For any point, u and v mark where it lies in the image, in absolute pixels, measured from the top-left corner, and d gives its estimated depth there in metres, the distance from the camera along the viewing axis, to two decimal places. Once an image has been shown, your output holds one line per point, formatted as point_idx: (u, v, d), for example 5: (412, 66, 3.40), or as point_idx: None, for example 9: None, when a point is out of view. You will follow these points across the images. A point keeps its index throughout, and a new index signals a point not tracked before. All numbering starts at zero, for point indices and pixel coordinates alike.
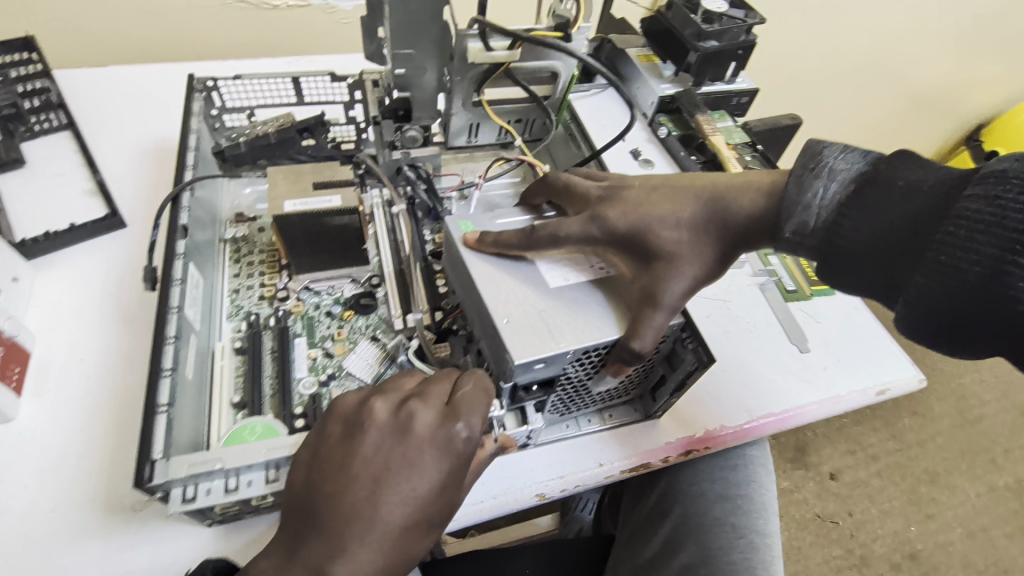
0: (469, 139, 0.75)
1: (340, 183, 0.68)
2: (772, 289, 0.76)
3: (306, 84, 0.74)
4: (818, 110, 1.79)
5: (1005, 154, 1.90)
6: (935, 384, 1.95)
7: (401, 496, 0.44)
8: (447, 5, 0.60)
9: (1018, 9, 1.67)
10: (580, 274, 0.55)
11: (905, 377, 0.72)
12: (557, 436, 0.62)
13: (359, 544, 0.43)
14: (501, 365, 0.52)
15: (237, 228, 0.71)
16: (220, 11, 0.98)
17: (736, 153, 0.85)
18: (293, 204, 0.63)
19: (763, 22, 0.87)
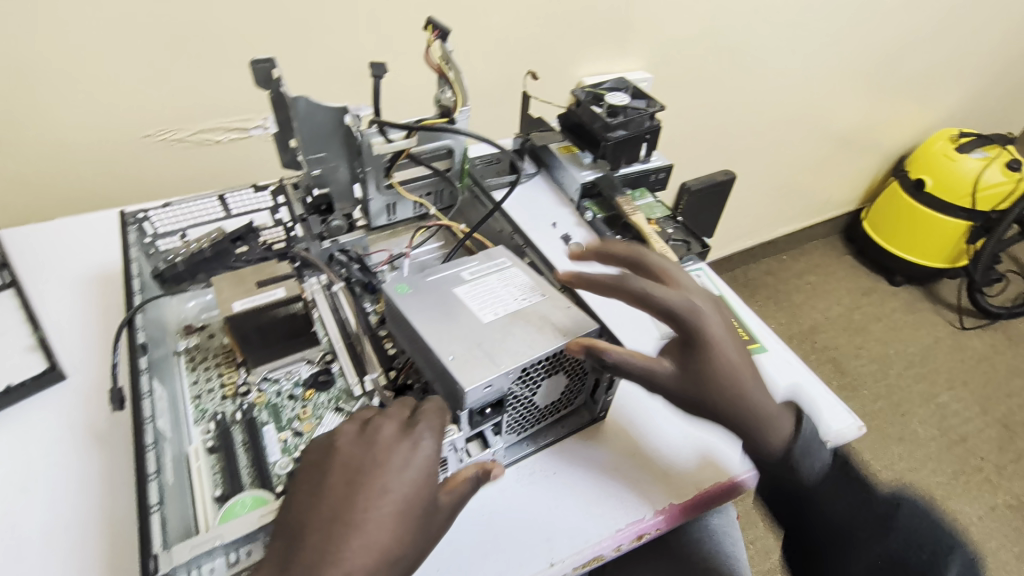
0: (389, 218, 0.78)
1: (283, 277, 0.68)
2: None
3: (234, 200, 0.78)
4: (756, 166, 1.88)
5: (931, 181, 2.07)
6: (914, 407, 1.95)
7: (374, 500, 0.46)
8: (346, 113, 0.66)
9: (910, 55, 1.85)
10: (507, 306, 0.60)
11: (846, 426, 0.68)
12: (519, 456, 0.63)
13: (336, 548, 0.43)
14: (452, 393, 0.54)
15: (188, 339, 0.68)
16: (164, 154, 1.00)
17: (658, 228, 0.87)
18: (241, 302, 0.63)
19: (663, 109, 0.93)
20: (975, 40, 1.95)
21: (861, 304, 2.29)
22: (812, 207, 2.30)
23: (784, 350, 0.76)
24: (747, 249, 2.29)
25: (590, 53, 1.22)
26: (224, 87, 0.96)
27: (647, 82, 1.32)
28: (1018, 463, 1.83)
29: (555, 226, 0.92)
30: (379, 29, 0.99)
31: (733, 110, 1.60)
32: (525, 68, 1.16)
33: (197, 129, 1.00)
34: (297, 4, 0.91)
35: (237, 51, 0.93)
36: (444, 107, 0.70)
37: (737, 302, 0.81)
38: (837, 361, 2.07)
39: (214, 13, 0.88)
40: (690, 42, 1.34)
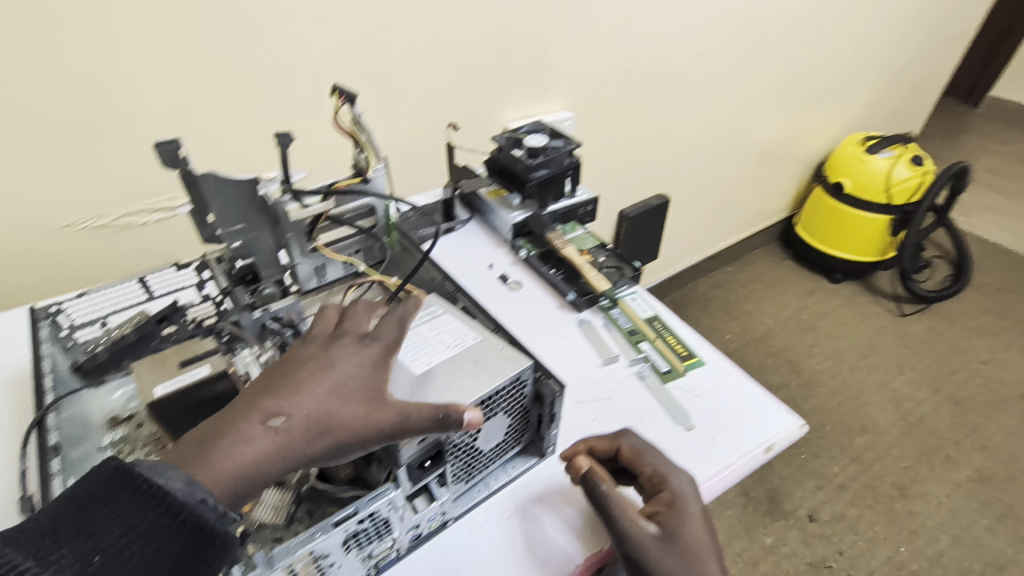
0: (320, 280, 0.78)
1: (206, 353, 0.66)
2: (649, 375, 0.75)
3: (157, 281, 0.78)
4: (688, 186, 1.97)
5: (849, 183, 2.21)
6: (871, 396, 2.02)
7: (319, 377, 0.50)
8: (258, 183, 0.65)
9: (812, 71, 1.99)
10: (438, 356, 0.59)
11: (787, 427, 0.70)
12: (471, 504, 0.62)
13: (275, 406, 0.48)
14: (388, 450, 0.54)
15: (114, 431, 0.62)
16: (84, 242, 0.98)
17: (590, 258, 0.90)
18: (162, 386, 0.61)
19: (581, 145, 0.97)
20: (864, 53, 2.13)
21: (806, 304, 2.39)
22: (747, 219, 2.41)
23: (722, 361, 0.78)
24: (693, 265, 2.37)
25: (510, 99, 1.27)
26: (142, 169, 0.95)
27: (569, 121, 1.39)
28: (973, 437, 1.90)
29: (491, 268, 0.93)
30: (297, 98, 1.00)
31: (656, 137, 1.69)
32: (447, 120, 1.20)
33: (118, 214, 0.98)
34: (211, 82, 0.92)
35: (153, 132, 0.92)
36: (358, 166, 0.72)
37: (673, 319, 0.84)
38: (793, 362, 2.13)
39: (124, 98, 0.87)
40: (604, 80, 1.41)
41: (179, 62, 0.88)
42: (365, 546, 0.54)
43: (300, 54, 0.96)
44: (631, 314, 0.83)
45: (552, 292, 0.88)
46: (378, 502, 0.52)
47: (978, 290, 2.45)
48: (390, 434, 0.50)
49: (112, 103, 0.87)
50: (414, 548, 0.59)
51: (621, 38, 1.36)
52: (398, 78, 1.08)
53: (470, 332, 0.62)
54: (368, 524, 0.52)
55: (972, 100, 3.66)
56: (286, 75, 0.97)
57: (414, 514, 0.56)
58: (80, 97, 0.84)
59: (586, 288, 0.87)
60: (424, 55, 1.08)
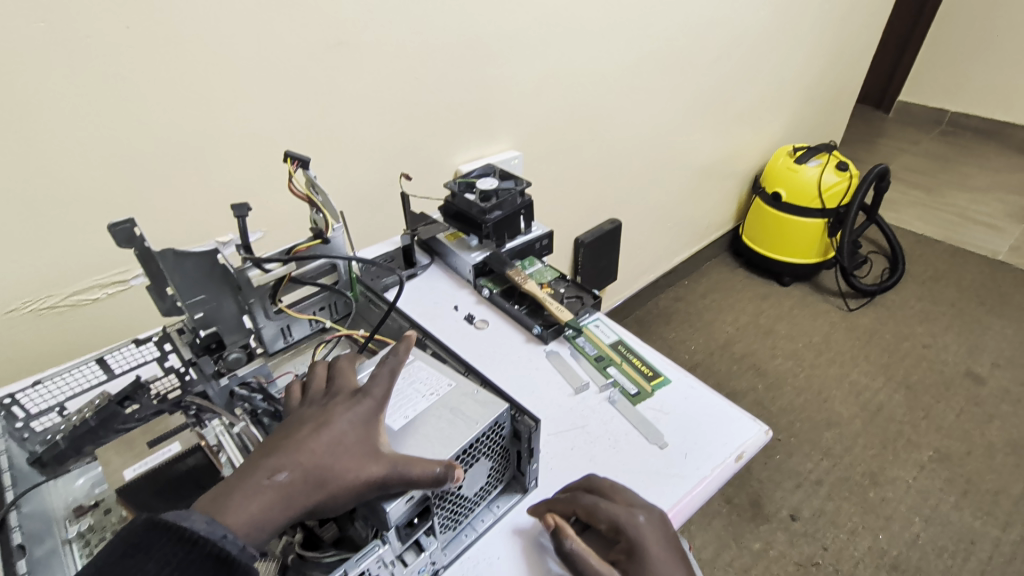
0: (286, 340, 0.78)
1: (176, 429, 0.64)
2: (620, 399, 0.78)
3: (115, 358, 0.74)
4: (638, 209, 2.06)
5: (785, 192, 2.36)
6: (832, 390, 2.11)
7: (320, 430, 0.54)
8: (218, 253, 0.66)
9: (738, 92, 2.14)
10: (416, 407, 0.60)
11: (754, 435, 0.73)
12: (459, 550, 0.62)
13: (280, 462, 0.52)
14: (374, 511, 0.54)
15: (80, 521, 0.61)
16: (33, 326, 0.94)
17: (551, 291, 0.93)
18: (132, 468, 0.59)
19: (530, 184, 1.01)
20: (781, 73, 2.31)
21: (762, 309, 2.50)
22: (696, 234, 2.52)
23: (686, 377, 0.82)
24: (652, 283, 2.45)
25: (459, 144, 1.32)
26: (93, 245, 0.94)
27: (517, 159, 1.44)
28: (929, 418, 2.01)
29: (456, 310, 0.95)
30: (248, 161, 1.02)
31: (602, 166, 1.77)
32: (399, 169, 1.23)
33: (69, 293, 0.95)
34: (160, 153, 0.92)
35: (102, 208, 0.92)
36: (317, 228, 0.73)
37: (635, 341, 0.87)
38: (757, 366, 2.21)
39: (70, 176, 0.87)
40: (547, 117, 1.48)
41: (126, 137, 0.88)
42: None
43: (248, 120, 0.98)
44: (596, 341, 0.87)
45: (518, 328, 0.91)
46: (367, 561, 0.51)
47: (913, 279, 2.62)
48: (384, 482, 0.51)
49: (58, 183, 0.86)
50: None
51: (558, 78, 1.44)
52: (348, 133, 1.11)
53: (445, 380, 0.64)
54: None
55: (883, 106, 3.98)
56: (237, 140, 0.99)
57: (405, 567, 0.56)
58: (24, 179, 0.83)
59: (551, 320, 0.89)
60: (373, 110, 1.12)
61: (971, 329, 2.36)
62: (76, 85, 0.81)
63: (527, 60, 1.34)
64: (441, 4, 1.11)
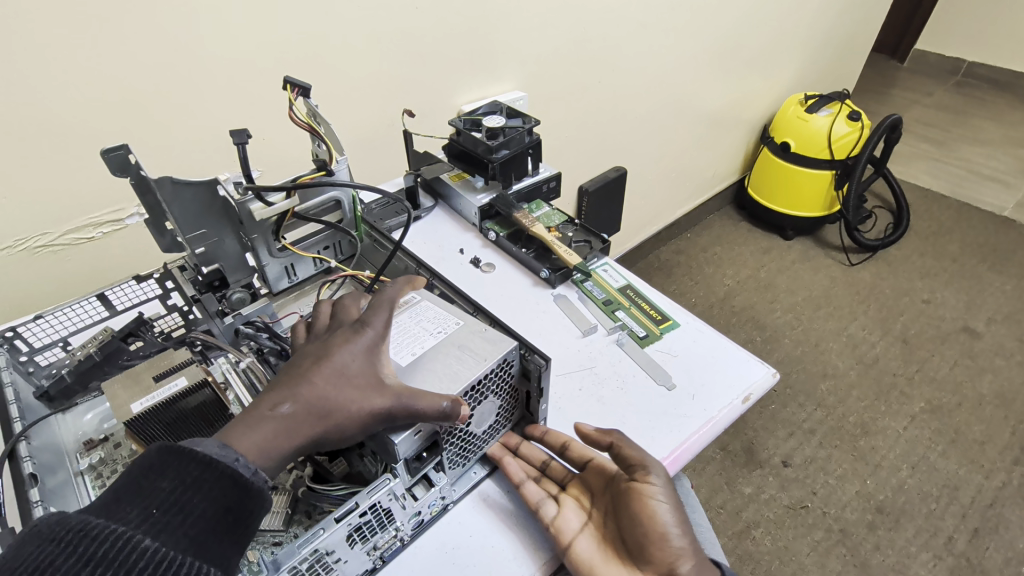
0: (291, 280, 0.77)
1: (180, 364, 0.63)
2: (628, 340, 0.77)
3: (116, 295, 0.72)
4: (643, 158, 2.00)
5: (794, 143, 2.30)
6: (829, 343, 2.13)
7: (323, 363, 0.52)
8: (219, 185, 0.64)
9: (753, 35, 2.05)
10: (423, 345, 0.60)
11: (762, 377, 0.73)
12: (469, 486, 0.63)
13: (283, 395, 0.51)
14: (384, 447, 0.54)
15: (90, 454, 0.61)
16: (27, 264, 0.92)
17: (559, 235, 0.91)
18: (139, 402, 0.59)
19: (539, 122, 0.97)
20: (798, 16, 2.20)
21: (764, 262, 2.48)
22: (701, 185, 2.47)
23: (695, 321, 0.81)
24: (654, 235, 2.42)
25: (462, 83, 1.26)
26: (84, 182, 0.90)
27: (522, 100, 1.39)
28: (922, 371, 2.03)
29: (462, 254, 0.93)
30: (243, 96, 0.97)
31: (608, 112, 1.70)
32: (402, 106, 1.18)
33: (63, 231, 0.93)
34: (149, 85, 0.87)
35: (90, 144, 0.87)
36: (321, 160, 0.71)
37: (644, 285, 0.86)
38: (756, 319, 2.22)
39: (56, 107, 0.82)
40: (554, 57, 1.41)
41: (113, 65, 0.83)
42: (370, 539, 0.54)
43: (242, 52, 0.92)
44: (604, 285, 0.85)
45: (524, 270, 0.89)
46: (377, 492, 0.51)
47: (917, 235, 2.60)
48: (389, 413, 0.52)
49: (41, 115, 0.81)
50: (417, 534, 0.59)
51: (566, 15, 1.36)
52: (347, 68, 1.06)
53: (453, 319, 0.63)
54: (370, 515, 0.52)
55: (898, 56, 3.84)
56: (229, 73, 0.93)
57: (415, 500, 0.57)
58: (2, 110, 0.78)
59: (558, 264, 0.88)
60: (372, 42, 1.06)
61: (971, 284, 2.36)
62: (55, 6, 0.75)
63: None
64: None
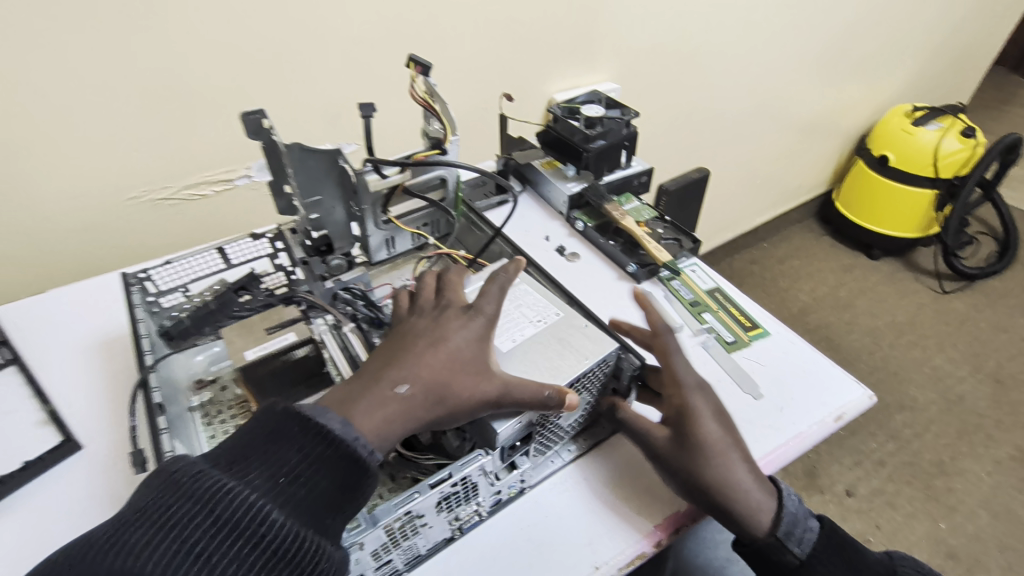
0: (389, 251, 0.79)
1: (289, 321, 0.67)
2: (713, 344, 0.76)
3: (233, 249, 0.77)
4: (728, 160, 1.93)
5: (894, 156, 2.14)
6: (911, 373, 1.99)
7: (435, 346, 0.55)
8: (341, 156, 0.67)
9: (862, 38, 1.92)
10: (524, 332, 0.61)
11: (857, 397, 0.70)
12: (546, 474, 0.63)
13: (401, 375, 0.53)
14: (483, 435, 0.56)
15: (201, 393, 0.67)
16: (149, 214, 1.01)
17: (649, 230, 0.89)
18: (252, 350, 0.64)
19: (638, 115, 0.95)
20: (915, 20, 2.04)
21: (845, 281, 2.35)
22: (786, 193, 2.36)
23: (786, 332, 0.78)
24: (729, 241, 2.33)
25: (557, 71, 1.26)
26: (204, 142, 0.97)
27: (615, 92, 1.37)
28: (1015, 415, 1.87)
29: (548, 241, 0.93)
30: (350, 71, 1.01)
31: (698, 110, 1.65)
32: (497, 91, 1.20)
33: (182, 186, 1.00)
34: (269, 56, 0.93)
35: (213, 108, 0.94)
36: (433, 138, 0.73)
37: (734, 290, 0.83)
38: (831, 339, 2.10)
39: (189, 72, 0.89)
40: (650, 50, 1.38)
41: (241, 36, 0.89)
42: (454, 509, 0.56)
43: (354, 30, 0.96)
44: (692, 285, 0.84)
45: (610, 263, 0.88)
46: (470, 466, 0.53)
47: None
48: (496, 402, 0.53)
49: (177, 77, 0.88)
50: (493, 512, 0.60)
51: (668, 7, 1.32)
52: (449, 50, 1.08)
53: (552, 309, 0.64)
54: (459, 487, 0.53)
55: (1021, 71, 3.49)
56: (340, 48, 0.97)
57: (500, 479, 0.58)
58: (146, 70, 0.86)
59: (646, 260, 0.86)
60: (476, 25, 1.07)
61: None
62: None
63: None
64: None
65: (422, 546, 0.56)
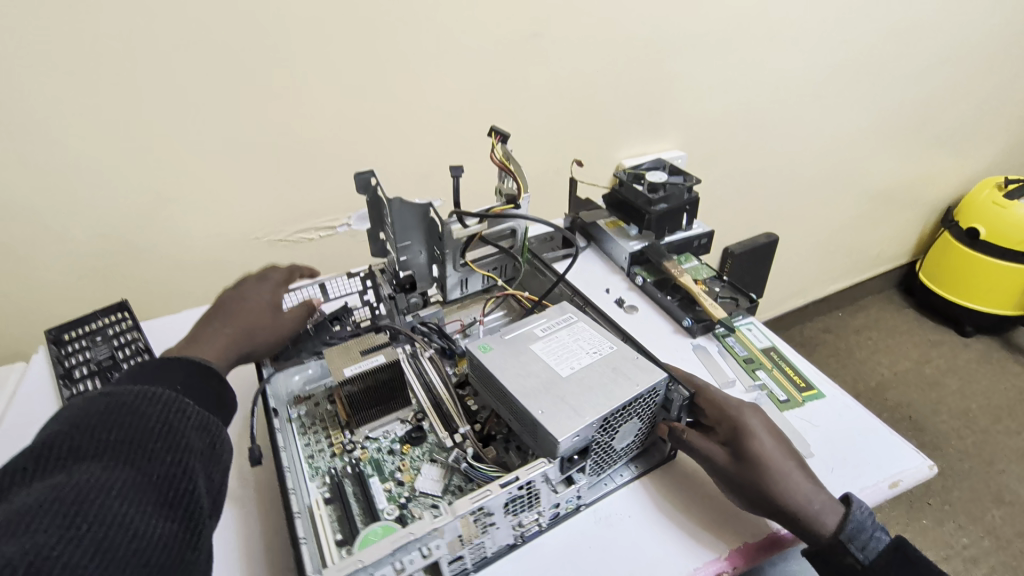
0: (462, 291, 0.88)
1: (381, 344, 0.76)
2: (766, 401, 0.78)
3: (334, 286, 0.86)
4: (798, 226, 1.92)
5: (985, 230, 2.04)
6: (1010, 464, 1.81)
7: (227, 308, 0.73)
8: (431, 207, 0.78)
9: (944, 111, 1.90)
10: (582, 361, 0.68)
11: (915, 465, 0.70)
12: (600, 494, 0.68)
13: (223, 324, 0.71)
14: (544, 446, 0.61)
15: (299, 407, 0.77)
16: (266, 252, 1.18)
17: (706, 288, 0.94)
18: (351, 368, 0.71)
19: (700, 181, 1.02)
20: (1004, 94, 2.00)
21: (931, 356, 2.20)
22: (863, 262, 2.29)
23: (842, 395, 0.79)
24: (801, 307, 2.27)
25: (626, 139, 1.37)
26: (316, 194, 1.14)
27: (682, 158, 1.44)
28: None
29: (608, 293, 1.00)
30: (441, 138, 1.16)
31: (768, 178, 1.69)
32: (569, 157, 1.31)
33: (294, 231, 1.17)
34: (377, 125, 1.10)
35: (328, 167, 1.11)
36: (508, 194, 0.84)
37: (789, 350, 0.86)
38: (915, 418, 1.96)
39: (313, 137, 1.07)
40: (717, 121, 1.46)
41: (357, 109, 1.06)
42: (518, 515, 0.61)
43: (448, 104, 1.12)
44: (747, 343, 0.87)
45: (666, 317, 0.93)
46: (535, 472, 0.59)
47: None
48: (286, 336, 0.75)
49: (304, 140, 1.06)
50: (551, 526, 0.65)
51: (736, 83, 1.41)
52: (527, 120, 1.21)
53: (604, 345, 0.70)
54: (526, 491, 0.59)
55: None
56: (436, 119, 1.13)
57: (558, 492, 0.63)
58: (282, 135, 1.04)
59: (702, 316, 0.91)
60: (552, 100, 1.21)
61: None
62: (331, 64, 1.00)
63: (707, 63, 1.33)
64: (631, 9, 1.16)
65: (489, 548, 0.61)
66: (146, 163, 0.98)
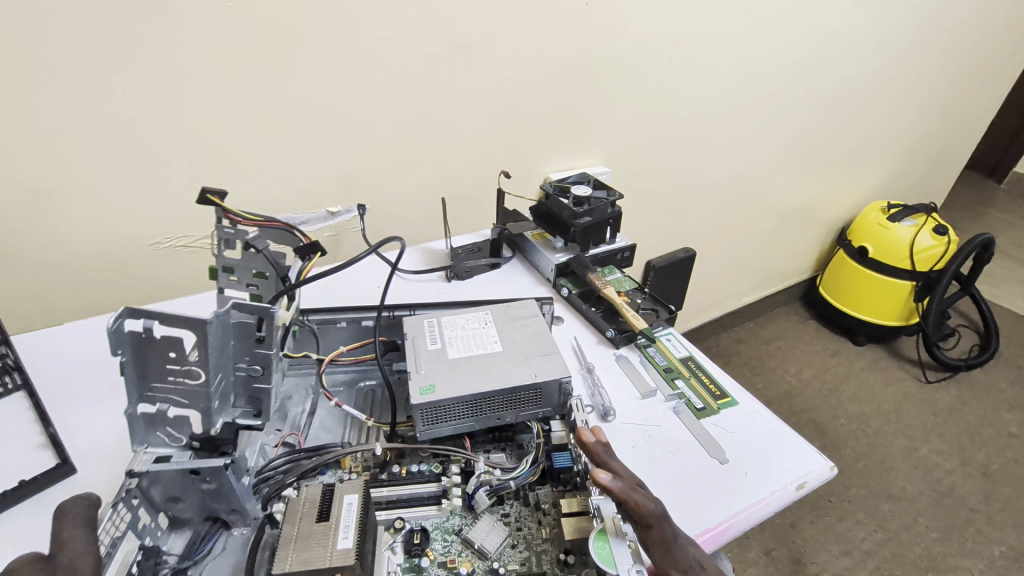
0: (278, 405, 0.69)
1: (321, 495, 0.60)
2: (684, 409, 0.80)
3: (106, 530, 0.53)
4: (711, 242, 2.03)
5: (872, 248, 2.26)
6: (898, 461, 1.99)
7: None
8: (230, 309, 0.59)
9: (835, 140, 2.09)
10: (487, 327, 0.81)
11: (818, 467, 0.74)
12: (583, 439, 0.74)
13: None
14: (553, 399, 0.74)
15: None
16: (169, 259, 1.08)
17: (628, 299, 0.97)
18: (342, 537, 0.56)
19: (622, 196, 1.05)
20: (885, 127, 2.23)
21: (830, 364, 2.39)
22: (769, 279, 2.46)
23: (752, 402, 0.82)
24: (717, 319, 2.40)
25: (551, 152, 1.39)
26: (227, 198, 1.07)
27: (605, 174, 1.49)
28: (1006, 511, 1.85)
29: None
30: (363, 143, 1.13)
31: (683, 196, 1.78)
32: (496, 169, 1.31)
33: (202, 236, 1.09)
34: (295, 125, 1.05)
35: (240, 168, 1.05)
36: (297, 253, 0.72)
37: (706, 358, 0.89)
38: (817, 422, 2.12)
39: (222, 136, 1.00)
40: (636, 139, 1.52)
41: (270, 107, 1.01)
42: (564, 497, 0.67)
43: (368, 109, 1.09)
44: (666, 353, 0.89)
45: (592, 329, 0.94)
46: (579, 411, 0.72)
47: (1006, 362, 2.44)
48: None
49: (212, 141, 1.00)
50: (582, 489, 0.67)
51: (651, 103, 1.47)
52: (452, 129, 1.21)
53: (481, 315, 0.83)
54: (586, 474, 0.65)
55: (996, 175, 3.69)
56: (358, 123, 1.10)
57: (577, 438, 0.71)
58: (186, 135, 0.98)
59: (625, 327, 0.93)
60: (476, 111, 1.21)
61: None
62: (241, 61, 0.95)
63: (625, 83, 1.39)
64: (551, 25, 1.19)
65: None
66: (24, 156, 0.90)
